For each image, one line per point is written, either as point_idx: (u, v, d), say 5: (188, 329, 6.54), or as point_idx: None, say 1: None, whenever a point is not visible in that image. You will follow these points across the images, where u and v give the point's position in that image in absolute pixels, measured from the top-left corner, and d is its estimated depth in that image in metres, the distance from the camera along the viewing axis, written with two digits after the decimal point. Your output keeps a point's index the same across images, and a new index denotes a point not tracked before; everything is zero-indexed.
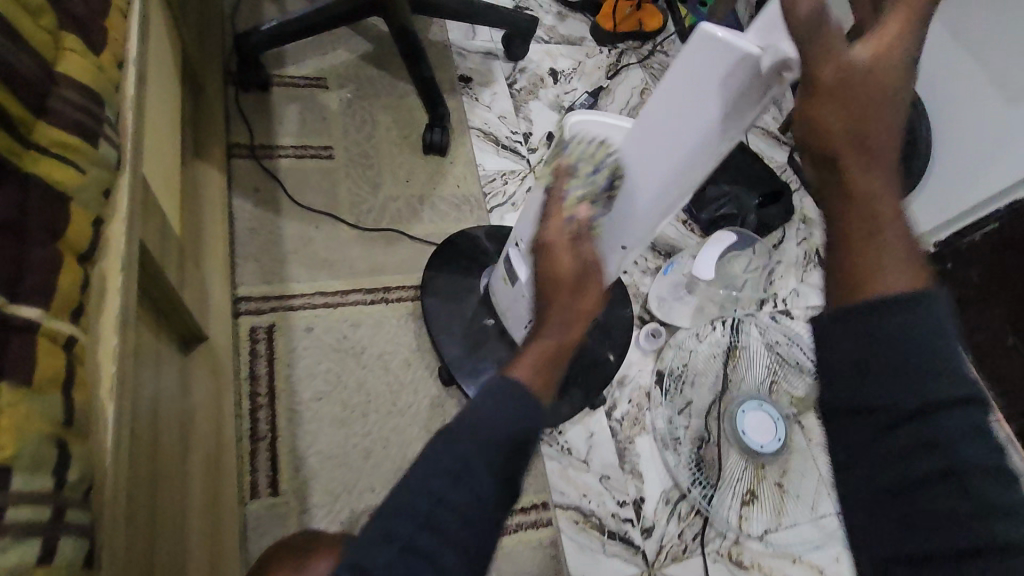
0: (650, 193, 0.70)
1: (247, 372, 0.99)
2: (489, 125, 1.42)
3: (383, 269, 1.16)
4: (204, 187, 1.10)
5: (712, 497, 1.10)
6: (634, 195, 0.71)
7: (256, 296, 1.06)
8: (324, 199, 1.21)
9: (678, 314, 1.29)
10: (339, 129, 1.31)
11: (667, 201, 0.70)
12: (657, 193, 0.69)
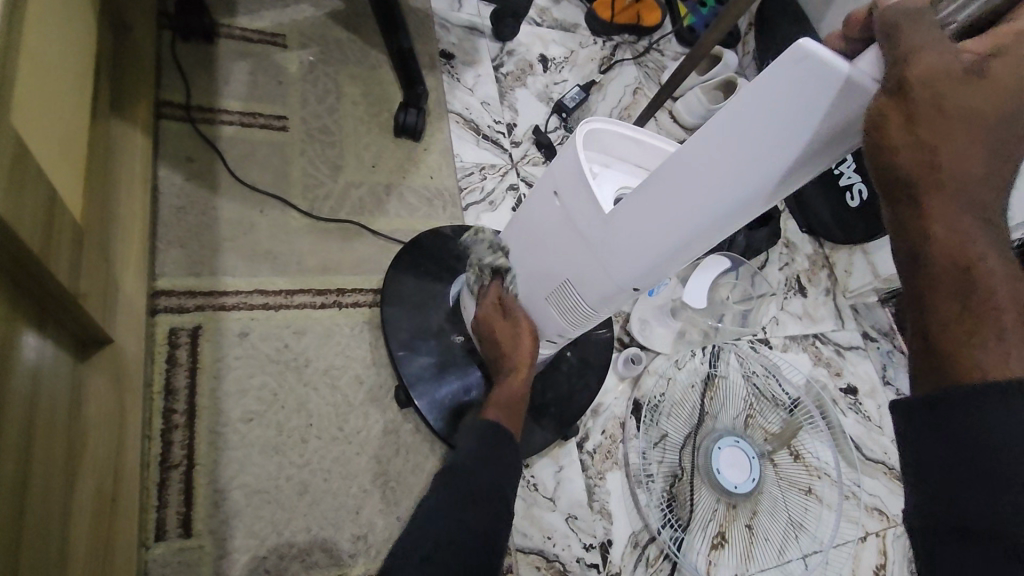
0: (673, 235, 0.53)
1: (162, 384, 0.82)
2: (470, 110, 1.26)
3: (337, 267, 1.00)
4: (121, 153, 0.91)
5: (681, 540, 1.02)
6: (649, 232, 0.54)
7: (180, 290, 0.89)
8: (273, 179, 1.04)
9: (659, 339, 1.21)
10: (297, 98, 1.13)
11: (667, 259, 0.55)
12: (681, 236, 0.52)
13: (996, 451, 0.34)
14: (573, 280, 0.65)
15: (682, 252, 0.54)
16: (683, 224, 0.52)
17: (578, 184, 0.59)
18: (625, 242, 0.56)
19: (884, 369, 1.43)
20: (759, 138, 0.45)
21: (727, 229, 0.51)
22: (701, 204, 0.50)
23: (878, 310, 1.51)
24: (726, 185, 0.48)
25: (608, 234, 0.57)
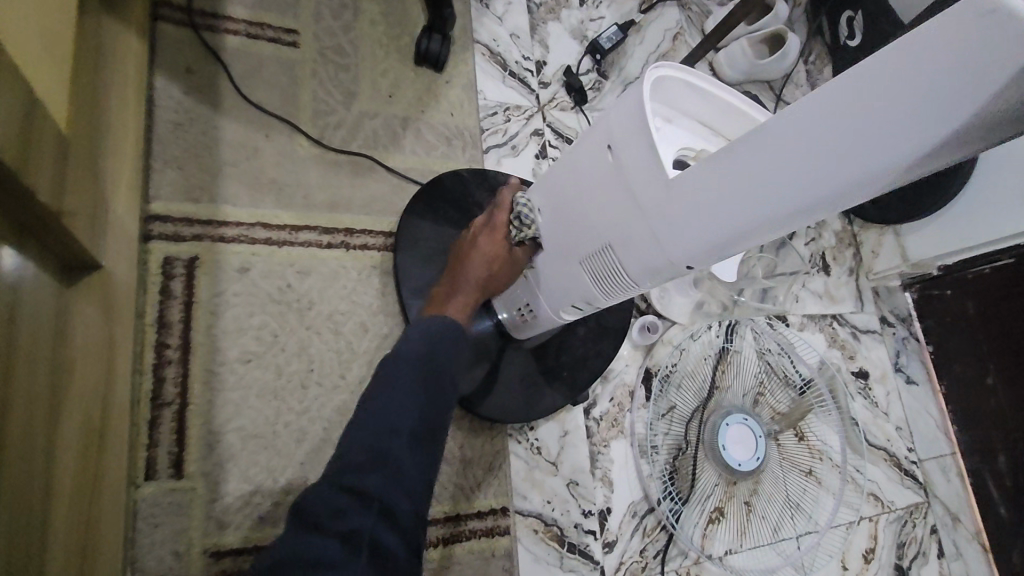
0: (754, 208, 0.47)
1: (155, 317, 0.77)
2: (498, 43, 1.15)
3: (346, 205, 0.93)
4: (113, 57, 0.82)
5: (679, 513, 1.01)
6: (725, 203, 0.48)
7: (176, 217, 0.82)
8: (280, 101, 0.94)
9: (677, 310, 1.15)
10: (309, 11, 1.01)
11: (733, 238, 0.49)
12: (763, 211, 0.46)
13: None
14: (617, 248, 0.58)
15: (757, 231, 0.48)
16: (768, 198, 0.46)
17: (641, 139, 0.52)
18: (693, 211, 0.50)
19: (897, 356, 1.38)
20: (889, 108, 0.38)
21: (813, 213, 0.45)
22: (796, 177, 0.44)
23: (898, 295, 1.42)
24: (831, 160, 0.42)
25: (672, 199, 0.51)
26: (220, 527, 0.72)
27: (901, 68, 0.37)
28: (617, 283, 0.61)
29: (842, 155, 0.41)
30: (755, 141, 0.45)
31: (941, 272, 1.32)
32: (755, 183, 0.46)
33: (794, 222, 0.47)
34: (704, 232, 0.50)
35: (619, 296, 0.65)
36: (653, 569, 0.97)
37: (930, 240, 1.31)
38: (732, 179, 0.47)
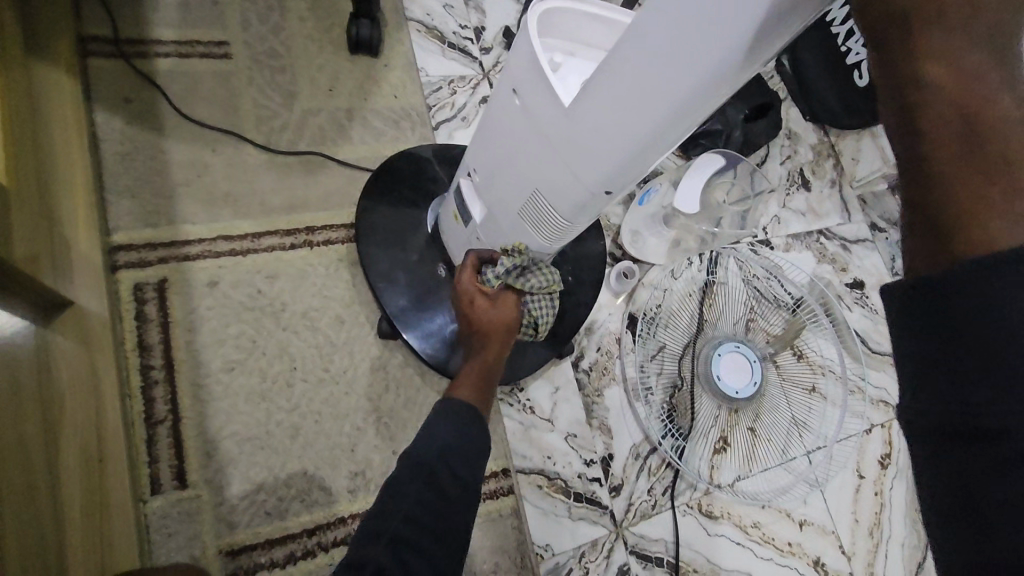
0: (639, 126, 0.47)
1: (135, 342, 0.80)
2: (431, 16, 1.14)
3: (304, 205, 0.94)
4: (47, 98, 0.83)
5: (682, 449, 1.02)
6: (609, 127, 0.49)
7: (138, 244, 0.84)
8: (222, 113, 0.95)
9: (653, 251, 1.15)
10: (236, 20, 1.01)
11: (634, 157, 0.50)
12: (647, 127, 0.47)
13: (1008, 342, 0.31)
14: (543, 190, 0.59)
15: (652, 145, 0.48)
16: (649, 108, 0.45)
17: (535, 79, 0.52)
18: (590, 140, 0.51)
19: (892, 259, 1.35)
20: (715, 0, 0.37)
21: (698, 113, 0.45)
22: (664, 82, 0.43)
23: (887, 198, 1.41)
24: (687, 62, 0.41)
25: (571, 132, 0.52)
26: (231, 527, 0.76)
27: None
28: (551, 223, 0.62)
29: (691, 58, 0.41)
30: (617, 62, 0.45)
31: None
32: (628, 103, 0.46)
33: (688, 125, 0.47)
34: (607, 157, 0.51)
35: (564, 238, 0.66)
36: (664, 506, 0.99)
37: None
38: (610, 103, 0.47)
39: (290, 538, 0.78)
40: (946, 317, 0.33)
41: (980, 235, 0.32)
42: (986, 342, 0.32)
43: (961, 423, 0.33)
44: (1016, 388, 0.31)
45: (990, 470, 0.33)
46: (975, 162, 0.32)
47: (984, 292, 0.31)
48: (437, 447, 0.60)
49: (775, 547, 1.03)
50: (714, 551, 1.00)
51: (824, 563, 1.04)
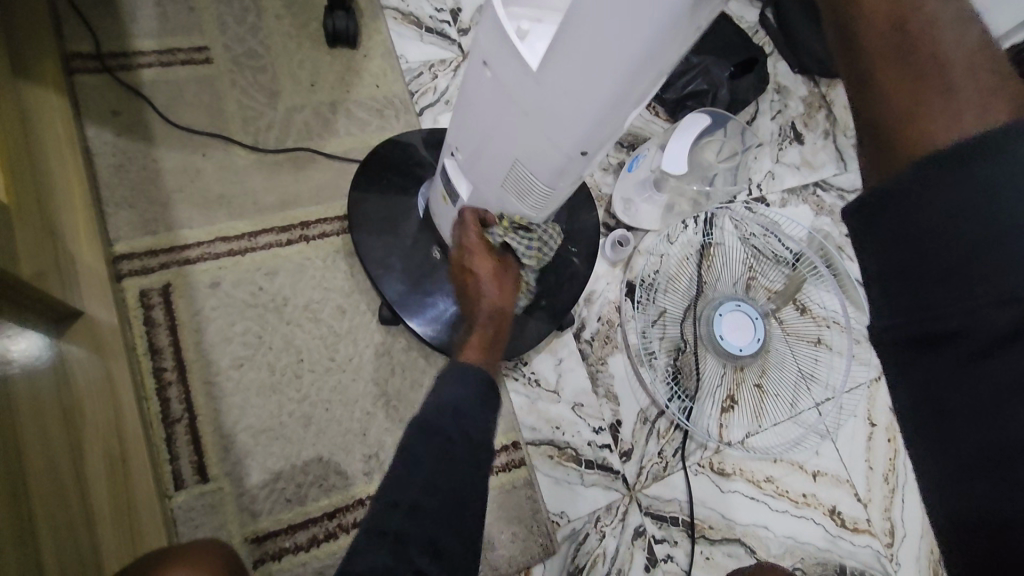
0: (603, 82, 0.47)
1: (146, 346, 0.83)
2: (406, 2, 1.13)
3: (297, 200, 0.96)
4: (38, 117, 0.85)
5: (690, 410, 1.03)
6: (576, 86, 0.49)
7: (139, 252, 0.87)
8: (209, 117, 0.97)
9: (646, 218, 1.14)
10: (213, 24, 1.02)
11: (605, 114, 0.50)
12: (611, 81, 0.47)
13: (978, 236, 0.34)
14: (523, 159, 0.60)
15: (621, 100, 0.49)
16: (608, 65, 0.46)
17: (503, 49, 0.53)
18: (560, 101, 0.51)
19: None
20: None
21: (659, 62, 0.45)
22: (618, 36, 0.44)
23: None
24: (640, 11, 0.42)
25: (542, 97, 0.52)
26: (254, 515, 0.79)
27: None
28: (536, 192, 0.63)
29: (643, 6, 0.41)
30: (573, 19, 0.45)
31: None
32: (589, 60, 0.47)
33: (649, 78, 0.48)
34: (579, 117, 0.51)
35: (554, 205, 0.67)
36: (675, 466, 1.00)
37: None
38: (572, 63, 0.48)
39: (311, 522, 0.80)
40: (892, 237, 0.37)
41: (917, 132, 0.36)
42: (923, 251, 0.36)
43: (923, 330, 0.37)
44: (976, 286, 0.35)
45: (943, 372, 0.37)
46: (911, 58, 0.36)
47: (920, 200, 0.36)
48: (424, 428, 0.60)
49: (789, 499, 1.04)
50: (729, 507, 1.01)
51: (840, 511, 1.04)
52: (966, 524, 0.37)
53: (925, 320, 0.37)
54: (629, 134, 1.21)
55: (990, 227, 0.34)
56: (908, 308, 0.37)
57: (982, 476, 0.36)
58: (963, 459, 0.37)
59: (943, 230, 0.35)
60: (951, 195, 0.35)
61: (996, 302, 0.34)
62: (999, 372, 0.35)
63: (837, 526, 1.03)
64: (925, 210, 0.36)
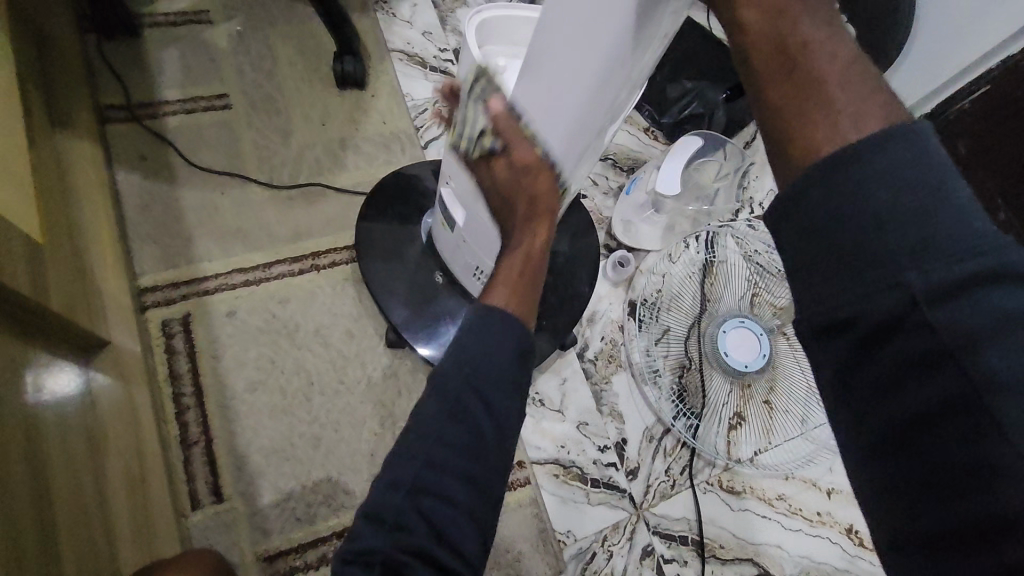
0: (567, 106, 0.52)
1: (167, 373, 0.88)
2: (412, 43, 1.20)
3: (308, 232, 1.01)
4: (72, 162, 0.92)
5: (696, 428, 1.02)
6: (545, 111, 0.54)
7: (162, 285, 0.93)
8: (227, 158, 1.04)
9: (647, 238, 1.16)
10: (233, 73, 1.10)
11: (573, 135, 0.55)
12: (575, 107, 0.52)
13: (873, 223, 0.35)
14: None
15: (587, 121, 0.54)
16: (569, 93, 0.51)
17: (480, 83, 0.58)
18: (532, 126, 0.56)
19: None
20: None
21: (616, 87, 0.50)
22: (575, 66, 0.49)
23: None
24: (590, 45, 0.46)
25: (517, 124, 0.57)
26: (266, 534, 0.82)
27: None
28: None
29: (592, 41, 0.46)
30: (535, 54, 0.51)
31: None
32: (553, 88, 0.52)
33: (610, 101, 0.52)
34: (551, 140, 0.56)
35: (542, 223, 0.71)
36: (683, 484, 1.00)
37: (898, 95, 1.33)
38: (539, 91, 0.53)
39: (320, 541, 0.83)
40: (797, 231, 0.38)
41: (808, 144, 0.38)
42: (822, 245, 0.37)
43: (826, 321, 0.37)
44: (869, 273, 0.35)
45: (854, 364, 0.37)
46: (799, 82, 0.38)
47: (820, 198, 0.37)
48: (469, 370, 0.50)
49: (803, 518, 1.02)
50: (740, 527, 1.00)
51: (858, 530, 1.02)
52: (906, 532, 0.36)
53: (822, 312, 0.37)
54: (628, 158, 1.24)
55: (878, 213, 0.35)
56: (808, 299, 0.38)
57: (915, 481, 0.36)
58: (897, 463, 0.36)
59: (841, 219, 0.36)
60: (843, 186, 0.36)
61: (886, 289, 0.35)
62: (903, 358, 0.35)
63: (855, 545, 1.01)
64: (823, 202, 0.36)
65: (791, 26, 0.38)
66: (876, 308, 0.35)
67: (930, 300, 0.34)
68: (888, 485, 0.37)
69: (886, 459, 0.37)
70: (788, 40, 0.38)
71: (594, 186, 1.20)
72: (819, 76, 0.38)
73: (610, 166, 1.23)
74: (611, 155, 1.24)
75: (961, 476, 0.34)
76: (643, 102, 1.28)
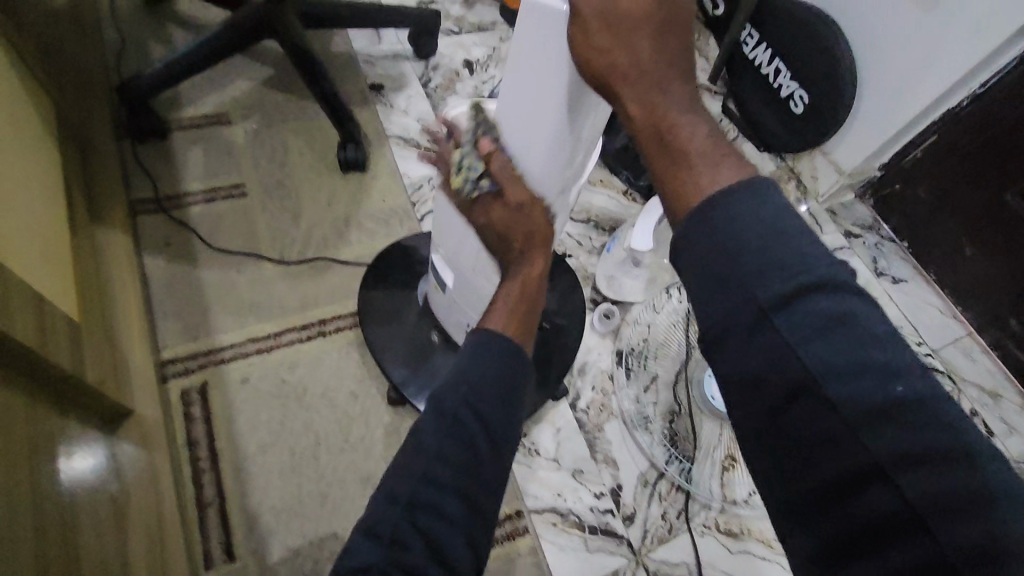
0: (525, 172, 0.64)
1: (185, 438, 0.95)
2: (408, 130, 1.35)
3: (315, 302, 1.11)
4: (106, 251, 1.04)
5: (689, 471, 1.05)
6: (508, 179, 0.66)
7: (182, 357, 1.01)
8: (243, 240, 1.15)
9: (630, 291, 1.23)
10: (249, 165, 1.24)
11: (535, 196, 0.67)
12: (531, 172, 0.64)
13: (724, 247, 0.43)
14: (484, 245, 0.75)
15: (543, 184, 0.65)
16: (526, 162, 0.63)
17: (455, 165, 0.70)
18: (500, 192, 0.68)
19: (876, 262, 1.47)
20: (535, 77, 0.55)
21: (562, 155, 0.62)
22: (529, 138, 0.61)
23: (858, 205, 1.53)
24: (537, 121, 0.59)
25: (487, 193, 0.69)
26: None
27: (524, 60, 0.55)
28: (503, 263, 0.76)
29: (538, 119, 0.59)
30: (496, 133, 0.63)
31: (882, 171, 1.45)
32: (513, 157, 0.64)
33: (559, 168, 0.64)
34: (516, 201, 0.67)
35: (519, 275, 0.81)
36: (681, 528, 1.02)
37: (855, 149, 1.43)
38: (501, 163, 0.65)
39: None
40: (685, 255, 0.46)
41: (686, 193, 0.47)
42: (704, 266, 0.44)
43: (711, 331, 0.44)
44: (738, 285, 0.43)
45: (739, 365, 0.43)
46: (667, 147, 0.49)
47: (693, 231, 0.45)
48: (470, 388, 0.58)
49: None
50: (741, 569, 1.01)
51: None
52: (810, 518, 0.41)
53: (711, 324, 0.44)
54: (609, 219, 1.35)
55: (734, 237, 0.43)
56: (701, 313, 0.45)
57: (812, 467, 0.40)
58: (793, 453, 0.41)
59: (716, 244, 0.44)
60: (707, 220, 0.44)
61: (750, 299, 0.42)
62: (769, 355, 0.41)
63: None
64: (696, 231, 0.45)
65: (658, 104, 0.49)
66: (737, 322, 0.43)
67: (776, 301, 0.41)
68: (792, 476, 0.41)
69: (761, 442, 0.43)
70: (660, 120, 0.49)
71: (579, 246, 1.30)
72: (687, 146, 0.48)
73: (592, 227, 1.33)
74: (593, 217, 1.34)
75: (844, 451, 0.39)
76: (620, 169, 1.38)
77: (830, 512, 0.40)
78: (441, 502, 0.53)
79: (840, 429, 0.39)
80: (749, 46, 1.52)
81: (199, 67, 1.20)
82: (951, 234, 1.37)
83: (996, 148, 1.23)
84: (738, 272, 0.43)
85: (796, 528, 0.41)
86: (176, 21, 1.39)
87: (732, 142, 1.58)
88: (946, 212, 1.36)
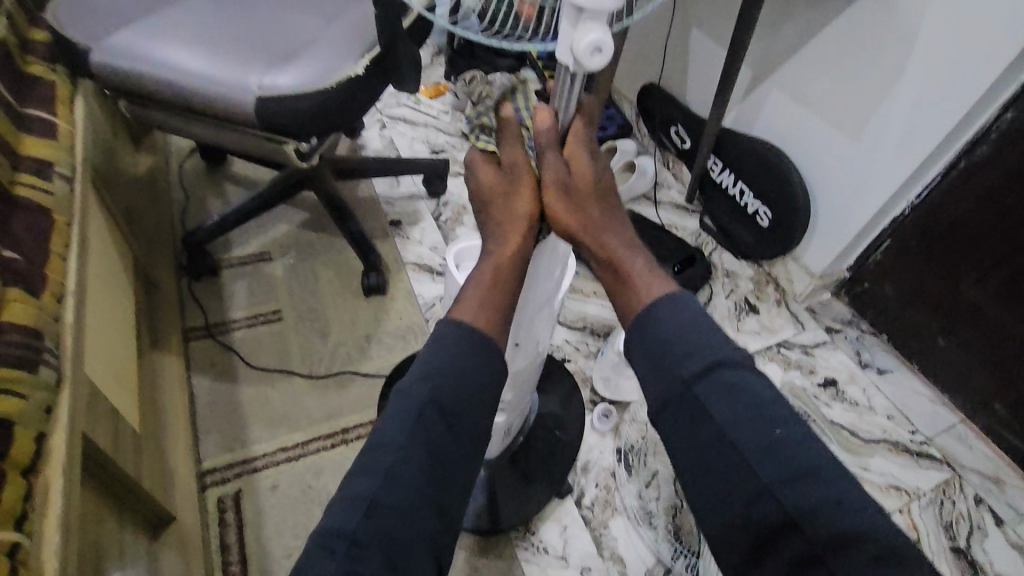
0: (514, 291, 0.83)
1: (218, 544, 1.03)
2: (422, 257, 1.56)
3: (339, 412, 1.23)
4: (162, 374, 1.20)
5: (696, 567, 1.08)
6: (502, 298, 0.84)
7: (219, 466, 1.12)
8: (277, 359, 1.31)
9: (626, 391, 1.32)
10: (286, 293, 1.44)
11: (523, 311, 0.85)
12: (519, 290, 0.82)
13: (656, 346, 0.66)
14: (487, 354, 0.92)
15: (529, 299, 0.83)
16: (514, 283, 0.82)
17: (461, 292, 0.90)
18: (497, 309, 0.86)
19: (859, 353, 1.57)
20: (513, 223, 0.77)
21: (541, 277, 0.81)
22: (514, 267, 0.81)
23: (835, 303, 1.64)
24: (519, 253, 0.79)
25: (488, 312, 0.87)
26: None
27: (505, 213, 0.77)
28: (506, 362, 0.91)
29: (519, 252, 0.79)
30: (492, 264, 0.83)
31: (852, 271, 1.58)
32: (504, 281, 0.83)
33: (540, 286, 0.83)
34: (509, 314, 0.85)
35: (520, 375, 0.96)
36: None
37: (820, 254, 1.59)
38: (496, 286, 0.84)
39: None
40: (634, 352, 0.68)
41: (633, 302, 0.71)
42: (647, 361, 0.67)
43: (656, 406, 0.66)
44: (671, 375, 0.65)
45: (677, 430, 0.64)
46: (616, 274, 0.74)
47: (637, 335, 0.69)
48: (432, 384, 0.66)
49: None
50: None
51: None
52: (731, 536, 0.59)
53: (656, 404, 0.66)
54: (604, 326, 1.49)
55: (665, 342, 0.66)
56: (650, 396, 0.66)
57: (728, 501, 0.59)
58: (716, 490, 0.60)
59: (655, 348, 0.66)
60: (648, 329, 0.67)
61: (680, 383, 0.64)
62: (695, 421, 0.63)
63: None
64: (640, 336, 0.68)
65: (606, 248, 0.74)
66: (672, 396, 0.64)
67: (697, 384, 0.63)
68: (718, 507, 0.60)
69: (695, 480, 0.62)
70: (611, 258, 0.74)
71: (577, 350, 1.43)
72: (630, 270, 0.73)
73: (588, 333, 1.47)
74: (589, 324, 1.49)
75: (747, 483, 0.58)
76: None
77: (746, 530, 0.58)
78: (394, 504, 0.60)
79: (741, 464, 0.59)
80: (715, 172, 1.74)
81: (249, 215, 1.44)
82: (925, 326, 1.47)
83: (945, 245, 1.37)
84: (668, 361, 0.65)
85: (726, 550, 0.60)
86: (231, 179, 1.68)
87: (710, 253, 1.76)
88: (916, 305, 1.47)
